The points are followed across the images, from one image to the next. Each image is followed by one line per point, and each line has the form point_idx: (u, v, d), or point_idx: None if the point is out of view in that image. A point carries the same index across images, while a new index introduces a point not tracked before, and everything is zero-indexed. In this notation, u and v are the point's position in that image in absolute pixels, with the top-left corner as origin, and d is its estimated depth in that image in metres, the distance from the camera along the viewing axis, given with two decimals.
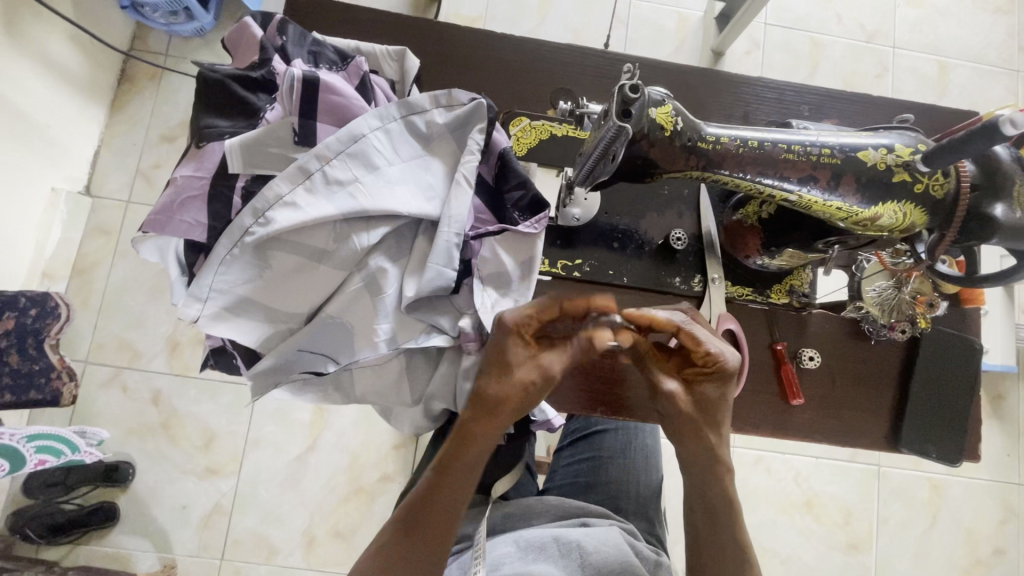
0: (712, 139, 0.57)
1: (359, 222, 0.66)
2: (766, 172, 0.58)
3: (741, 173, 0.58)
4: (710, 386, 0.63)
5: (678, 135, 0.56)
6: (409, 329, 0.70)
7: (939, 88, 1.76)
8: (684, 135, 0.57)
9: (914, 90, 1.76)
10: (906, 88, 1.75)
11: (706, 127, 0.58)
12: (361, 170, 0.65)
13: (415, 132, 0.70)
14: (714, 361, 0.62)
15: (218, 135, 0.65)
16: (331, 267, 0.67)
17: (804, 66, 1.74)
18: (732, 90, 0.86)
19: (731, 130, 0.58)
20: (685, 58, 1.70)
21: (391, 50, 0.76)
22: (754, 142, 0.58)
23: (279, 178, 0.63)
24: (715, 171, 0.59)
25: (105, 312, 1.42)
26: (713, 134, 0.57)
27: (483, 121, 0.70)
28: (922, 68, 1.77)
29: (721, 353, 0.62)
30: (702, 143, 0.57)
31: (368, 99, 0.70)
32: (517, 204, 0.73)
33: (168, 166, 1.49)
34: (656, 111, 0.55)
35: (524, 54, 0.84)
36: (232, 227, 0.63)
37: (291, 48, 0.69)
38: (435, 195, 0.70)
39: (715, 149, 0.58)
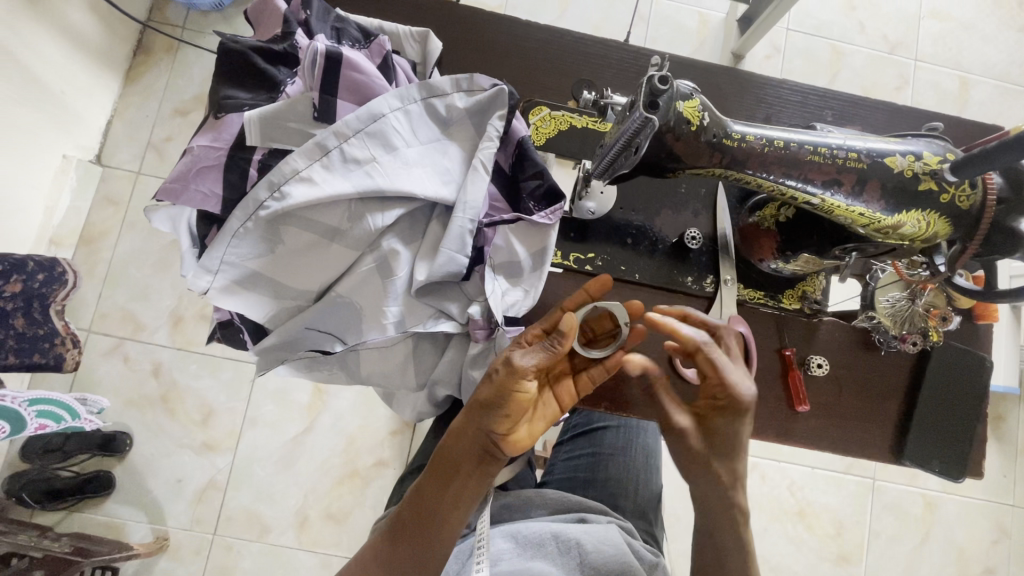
0: (739, 136, 0.56)
1: (374, 203, 0.65)
2: (791, 173, 0.57)
3: (765, 173, 0.57)
4: (727, 416, 0.62)
5: (706, 131, 0.55)
6: (418, 314, 0.70)
7: (959, 104, 1.74)
8: (711, 131, 0.55)
9: (933, 104, 1.74)
10: (924, 101, 1.74)
11: (732, 124, 0.56)
12: (379, 150, 0.64)
13: (434, 115, 0.71)
14: (727, 394, 0.62)
15: (236, 107, 0.64)
16: (344, 246, 0.65)
17: (824, 75, 1.73)
18: (754, 91, 0.85)
19: (758, 128, 0.57)
20: (704, 58, 1.69)
21: (415, 31, 0.75)
22: (780, 143, 0.56)
23: (296, 153, 0.62)
24: (740, 171, 0.57)
25: (110, 283, 1.42)
26: (739, 131, 0.56)
27: (503, 108, 0.71)
28: (943, 83, 1.75)
29: (737, 386, 0.61)
30: (727, 141, 0.56)
31: (388, 76, 0.69)
32: (531, 194, 0.74)
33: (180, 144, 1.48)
34: (683, 105, 0.54)
35: (546, 43, 0.83)
36: (246, 200, 0.62)
37: (314, 23, 0.68)
38: (451, 180, 0.70)
39: (740, 147, 0.56)
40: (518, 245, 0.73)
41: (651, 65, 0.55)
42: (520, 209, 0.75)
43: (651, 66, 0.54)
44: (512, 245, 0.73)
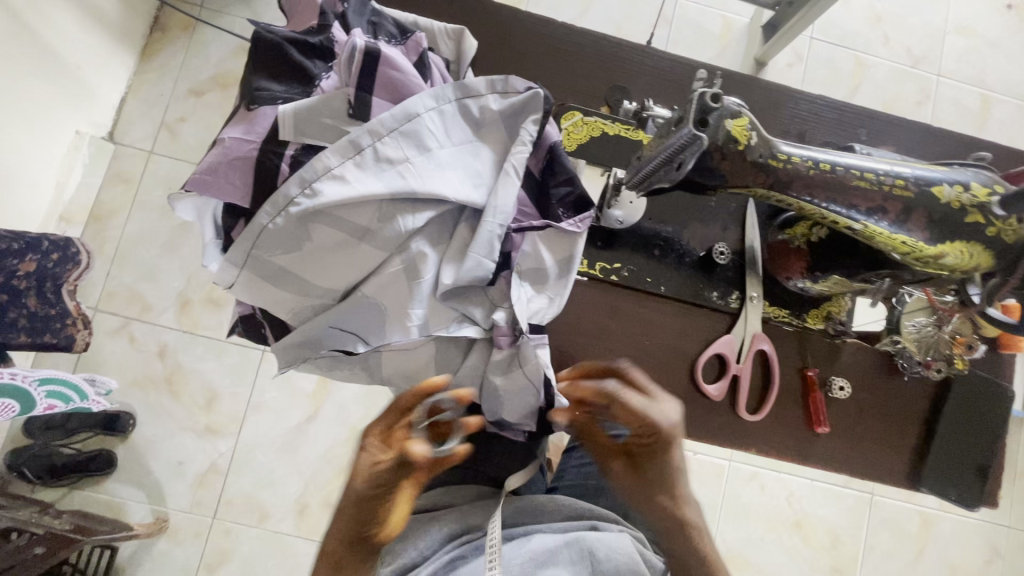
0: (784, 157, 0.54)
1: (405, 204, 0.64)
2: (836, 199, 0.55)
3: (808, 196, 0.55)
4: (660, 448, 0.66)
5: (754, 151, 0.53)
6: (442, 316, 0.69)
7: (979, 121, 1.73)
8: (758, 151, 0.53)
9: (953, 121, 1.72)
10: (945, 118, 1.72)
11: (779, 144, 0.55)
12: (413, 150, 0.63)
13: (468, 115, 0.70)
14: (651, 427, 0.65)
15: (270, 99, 0.63)
16: (373, 247, 0.64)
17: (845, 86, 1.71)
18: (789, 106, 0.84)
19: (804, 149, 0.55)
20: (726, 63, 1.67)
21: (450, 29, 0.74)
22: (826, 165, 0.55)
23: (329, 150, 0.61)
24: (783, 193, 0.56)
25: (119, 261, 1.41)
26: (786, 152, 0.55)
27: (538, 112, 0.70)
28: (964, 100, 1.73)
29: (653, 419, 0.65)
30: (772, 161, 0.54)
31: (425, 74, 0.68)
32: (560, 201, 0.74)
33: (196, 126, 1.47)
34: (732, 123, 0.52)
35: (582, 47, 0.81)
36: (277, 195, 0.61)
37: (352, 16, 0.67)
38: (482, 184, 0.69)
39: (785, 167, 0.55)
40: (545, 252, 0.72)
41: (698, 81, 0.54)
42: (548, 215, 0.74)
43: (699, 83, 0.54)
44: (539, 252, 0.72)
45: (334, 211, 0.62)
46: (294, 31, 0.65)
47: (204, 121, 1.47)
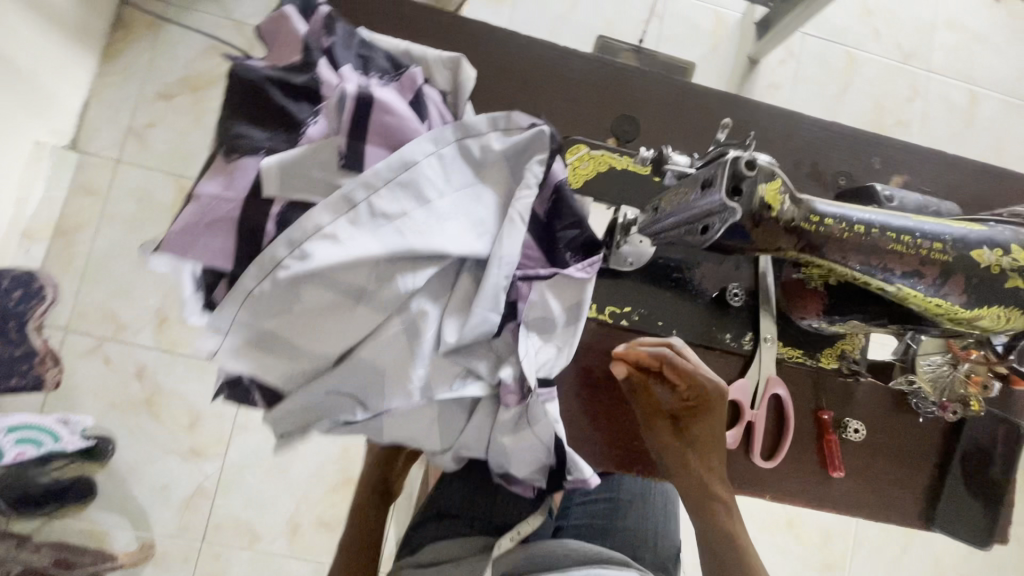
0: (817, 219, 0.50)
1: (405, 262, 0.58)
2: (870, 263, 0.51)
3: (842, 259, 0.51)
4: (707, 415, 0.68)
5: (791, 216, 0.49)
6: (445, 374, 0.64)
7: (966, 118, 1.72)
8: (793, 216, 0.49)
9: (941, 118, 1.71)
10: (934, 116, 1.71)
11: (814, 204, 0.50)
12: (412, 203, 0.58)
13: (469, 156, 0.64)
14: (699, 391, 0.68)
15: (251, 149, 0.56)
16: (370, 309, 0.59)
17: (835, 82, 1.68)
18: (800, 133, 0.80)
19: (838, 209, 0.51)
20: (719, 60, 1.63)
21: (446, 57, 0.68)
22: (862, 227, 0.51)
23: (320, 207, 0.55)
24: (814, 255, 0.52)
25: (88, 278, 1.32)
26: (821, 213, 0.50)
27: (544, 151, 0.65)
28: (952, 96, 1.72)
29: (705, 384, 0.67)
30: (806, 224, 0.50)
31: (421, 114, 0.62)
32: (568, 244, 0.70)
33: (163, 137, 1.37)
34: (766, 189, 0.46)
35: (586, 73, 0.76)
36: (263, 257, 0.55)
37: (339, 52, 0.61)
38: (486, 232, 0.64)
39: (820, 231, 0.50)
40: (554, 301, 0.68)
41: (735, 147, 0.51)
42: (556, 261, 0.70)
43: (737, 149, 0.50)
44: (548, 302, 0.67)
45: (327, 273, 0.56)
46: (274, 70, 0.58)
47: (173, 129, 1.38)
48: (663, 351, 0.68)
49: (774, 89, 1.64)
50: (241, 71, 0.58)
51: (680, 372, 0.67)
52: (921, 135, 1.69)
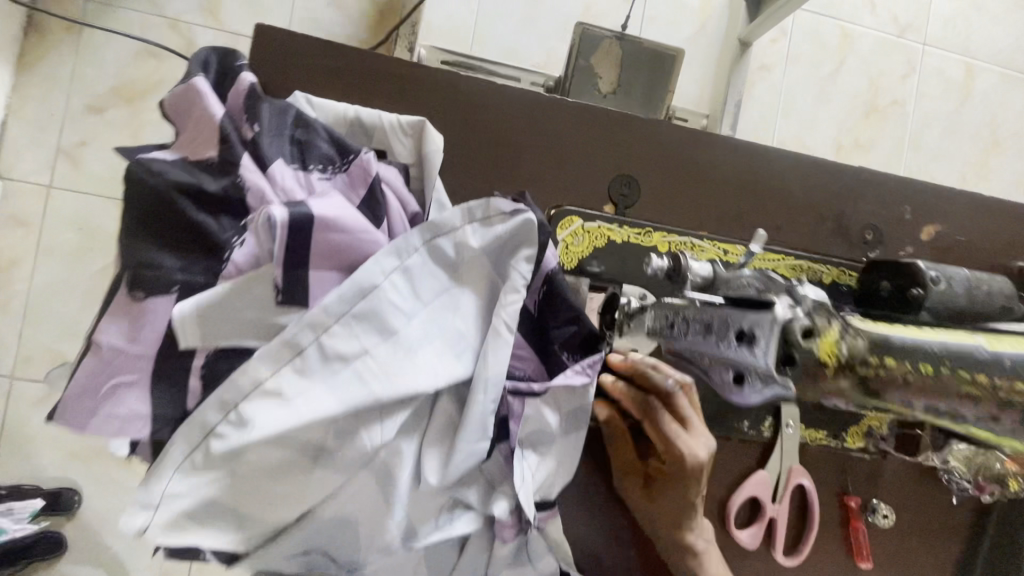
0: (878, 359, 0.41)
1: (369, 411, 0.48)
2: (932, 402, 0.39)
3: (906, 404, 0.40)
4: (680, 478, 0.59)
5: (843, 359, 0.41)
6: (425, 509, 0.55)
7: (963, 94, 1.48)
8: (849, 362, 0.41)
9: (938, 96, 1.46)
10: (932, 95, 1.47)
11: (873, 344, 0.42)
12: (373, 340, 0.47)
13: (442, 259, 0.52)
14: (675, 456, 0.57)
15: (161, 283, 0.44)
16: (330, 470, 0.49)
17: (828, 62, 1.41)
18: (825, 181, 0.69)
19: (902, 346, 0.41)
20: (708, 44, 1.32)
21: (404, 122, 0.56)
22: (926, 368, 0.39)
23: (259, 358, 0.45)
24: (876, 400, 0.42)
25: (32, 317, 1.14)
26: (884, 355, 0.41)
27: (532, 244, 0.54)
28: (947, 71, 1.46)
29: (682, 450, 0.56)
30: (869, 370, 0.41)
31: (376, 214, 0.50)
32: (566, 343, 0.59)
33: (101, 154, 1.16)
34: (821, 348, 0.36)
35: (577, 124, 0.63)
36: (192, 421, 0.45)
37: (267, 140, 0.47)
38: (466, 348, 0.53)
39: (885, 375, 0.41)
40: (553, 415, 0.58)
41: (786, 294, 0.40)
42: (551, 366, 0.59)
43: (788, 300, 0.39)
44: (546, 417, 0.57)
45: (274, 439, 0.45)
46: (187, 160, 0.47)
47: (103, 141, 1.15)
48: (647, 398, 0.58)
49: (763, 72, 1.38)
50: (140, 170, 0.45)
51: (652, 427, 0.58)
52: (916, 115, 1.46)
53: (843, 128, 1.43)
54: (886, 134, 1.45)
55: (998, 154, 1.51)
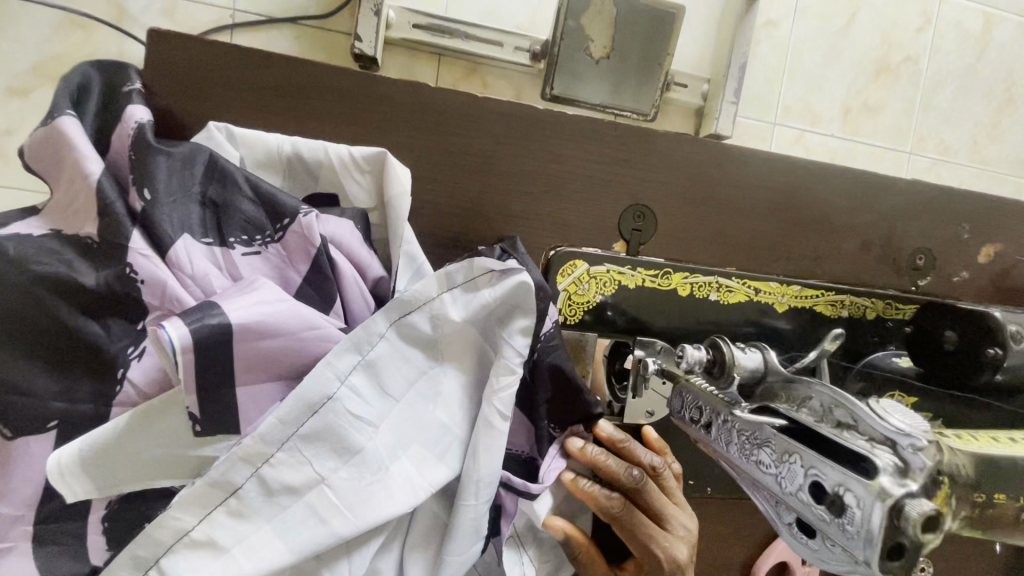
0: (984, 497, 0.31)
1: (332, 547, 0.38)
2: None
3: (1005, 537, 0.33)
4: None
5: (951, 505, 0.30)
6: None
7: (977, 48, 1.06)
8: (955, 508, 0.30)
9: (951, 54, 1.04)
10: (942, 52, 1.04)
11: (972, 475, 0.31)
12: (331, 463, 0.36)
13: (415, 340, 0.41)
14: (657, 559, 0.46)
15: (38, 415, 0.33)
16: None
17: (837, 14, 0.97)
18: (871, 201, 0.58)
19: (1004, 472, 0.32)
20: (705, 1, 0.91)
21: (356, 157, 0.43)
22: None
23: (179, 505, 0.34)
24: (978, 536, 0.33)
25: None
26: (988, 490, 0.31)
27: (529, 312, 0.43)
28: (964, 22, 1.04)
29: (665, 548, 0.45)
30: (971, 507, 0.31)
31: (324, 294, 0.38)
32: (561, 419, 0.48)
33: (3, 138, 0.67)
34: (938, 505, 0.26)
35: (577, 145, 0.50)
36: None
37: (166, 207, 0.35)
38: (452, 443, 0.42)
39: (989, 512, 0.32)
40: (547, 506, 0.48)
41: (872, 429, 0.28)
42: (544, 448, 0.47)
43: (874, 437, 0.28)
44: (540, 514, 0.47)
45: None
46: (57, 234, 0.34)
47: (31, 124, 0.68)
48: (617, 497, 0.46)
49: (769, 27, 0.95)
50: None
51: (625, 532, 0.46)
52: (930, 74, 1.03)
53: (851, 91, 1.00)
54: (896, 100, 1.03)
55: (1012, 114, 1.11)
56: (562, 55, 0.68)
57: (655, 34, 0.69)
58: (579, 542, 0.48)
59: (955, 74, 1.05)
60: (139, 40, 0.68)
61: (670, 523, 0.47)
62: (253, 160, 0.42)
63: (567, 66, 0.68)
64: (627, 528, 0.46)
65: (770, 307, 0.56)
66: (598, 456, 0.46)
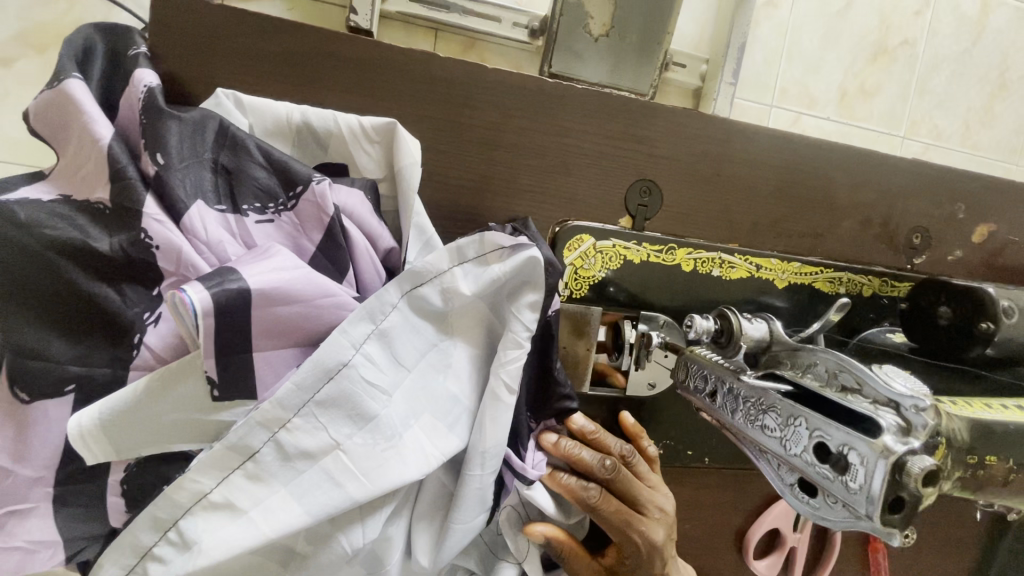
0: (977, 458, 0.33)
1: (347, 512, 0.39)
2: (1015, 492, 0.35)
3: (994, 496, 0.35)
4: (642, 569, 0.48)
5: (946, 465, 0.31)
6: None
7: (973, 34, 1.06)
8: (950, 468, 0.31)
9: (949, 37, 1.05)
10: (940, 35, 1.04)
11: (967, 438, 0.32)
12: (346, 430, 0.37)
13: (426, 312, 0.42)
14: (637, 544, 0.47)
15: (55, 380, 0.33)
16: None
17: None
18: (871, 179, 0.59)
19: (997, 436, 0.34)
20: None
21: (367, 127, 0.43)
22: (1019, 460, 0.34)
23: (197, 469, 0.34)
24: (967, 495, 0.34)
25: None
26: (981, 451, 0.33)
27: (538, 286, 0.43)
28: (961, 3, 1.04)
29: (643, 532, 0.47)
30: (964, 467, 0.32)
31: (336, 263, 0.38)
32: (541, 411, 0.48)
33: None
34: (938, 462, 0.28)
35: (586, 119, 0.50)
36: (123, 541, 0.34)
37: (179, 175, 0.35)
38: (461, 413, 0.43)
39: (980, 472, 0.33)
40: (544, 493, 0.47)
41: (876, 391, 0.30)
42: (525, 443, 0.46)
43: (878, 400, 0.29)
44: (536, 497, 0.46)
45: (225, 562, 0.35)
46: (67, 199, 0.34)
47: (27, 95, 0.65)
48: (592, 490, 0.46)
49: (769, 8, 0.94)
50: None
51: (603, 522, 0.47)
52: (926, 59, 1.04)
53: (849, 74, 1.00)
54: (893, 83, 1.03)
55: (1006, 99, 1.12)
56: (561, 32, 0.67)
57: (658, 7, 0.68)
58: (562, 542, 0.48)
59: (953, 58, 1.06)
60: (127, 9, 0.66)
61: (646, 508, 0.48)
62: (262, 129, 0.42)
63: (566, 44, 0.68)
64: (604, 518, 0.46)
65: (770, 283, 0.57)
66: (572, 449, 0.46)
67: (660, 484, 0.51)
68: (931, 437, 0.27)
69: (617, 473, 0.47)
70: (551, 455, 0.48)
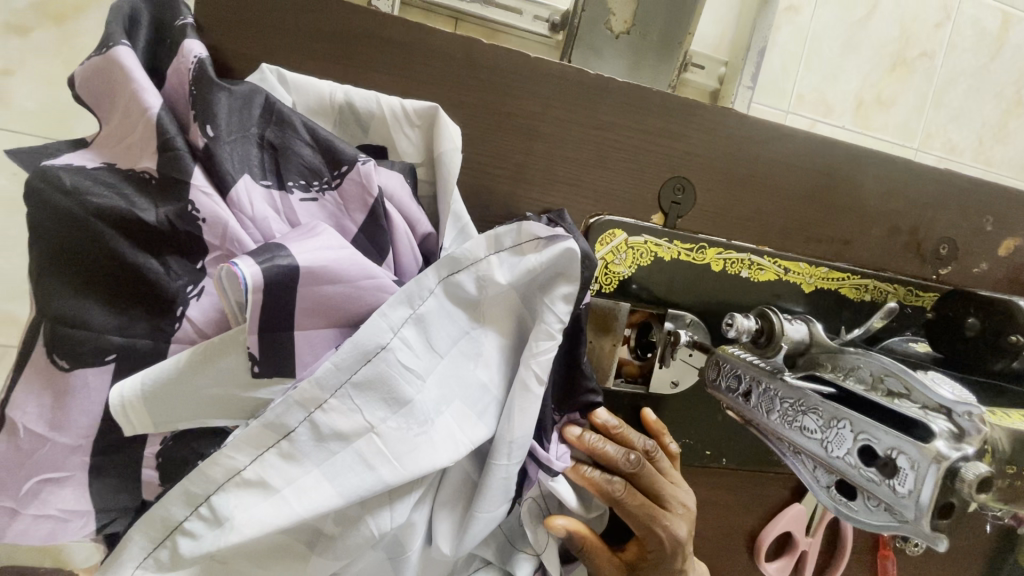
0: (1017, 469, 0.33)
1: (376, 495, 0.39)
2: None
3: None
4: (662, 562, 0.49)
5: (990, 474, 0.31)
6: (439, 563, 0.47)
7: (992, 49, 1.06)
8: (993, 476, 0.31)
9: (968, 51, 1.04)
10: (959, 49, 1.04)
11: (1009, 448, 0.32)
12: (381, 413, 0.37)
13: (461, 299, 0.41)
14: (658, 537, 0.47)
15: (94, 351, 0.33)
16: (328, 560, 0.40)
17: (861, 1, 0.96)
18: (902, 187, 0.59)
19: None
20: None
21: (410, 110, 0.42)
22: None
23: (233, 446, 0.34)
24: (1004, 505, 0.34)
25: None
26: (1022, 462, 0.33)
27: (574, 278, 0.43)
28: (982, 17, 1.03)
29: (666, 527, 0.47)
30: (1006, 479, 0.32)
31: (378, 245, 0.38)
32: (566, 404, 0.48)
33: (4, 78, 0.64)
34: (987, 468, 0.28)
35: (623, 114, 0.50)
36: (154, 514, 0.34)
37: (226, 148, 0.34)
38: (491, 401, 0.43)
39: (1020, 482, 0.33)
40: (567, 486, 0.47)
41: (924, 395, 0.31)
42: (549, 435, 0.46)
43: (928, 403, 0.30)
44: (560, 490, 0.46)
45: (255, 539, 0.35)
46: (112, 167, 0.34)
47: (46, 65, 0.65)
48: (616, 484, 0.46)
49: (791, 12, 0.93)
50: (42, 185, 0.32)
51: (626, 516, 0.47)
52: (944, 72, 1.04)
53: (867, 83, 1.00)
54: (911, 95, 1.03)
55: (1021, 116, 1.12)
56: (583, 28, 0.66)
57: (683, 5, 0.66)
58: (583, 534, 0.48)
59: (971, 72, 1.06)
60: None
61: (669, 503, 0.48)
62: (305, 107, 0.41)
63: (587, 40, 0.66)
64: (628, 512, 0.46)
65: (797, 287, 0.57)
66: (597, 443, 0.46)
67: (682, 479, 0.51)
68: (982, 442, 0.28)
69: (641, 468, 0.47)
70: (575, 448, 0.48)
